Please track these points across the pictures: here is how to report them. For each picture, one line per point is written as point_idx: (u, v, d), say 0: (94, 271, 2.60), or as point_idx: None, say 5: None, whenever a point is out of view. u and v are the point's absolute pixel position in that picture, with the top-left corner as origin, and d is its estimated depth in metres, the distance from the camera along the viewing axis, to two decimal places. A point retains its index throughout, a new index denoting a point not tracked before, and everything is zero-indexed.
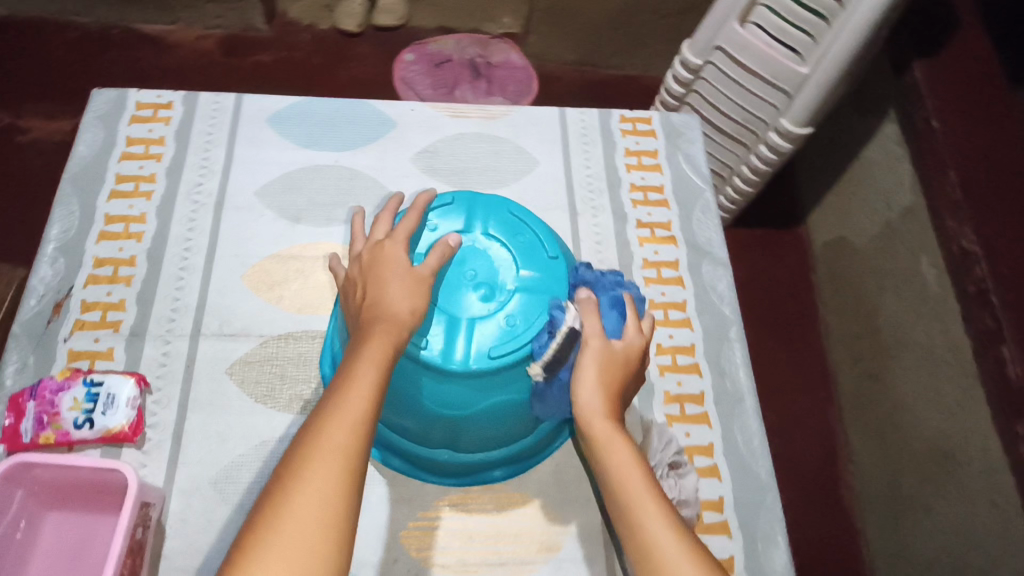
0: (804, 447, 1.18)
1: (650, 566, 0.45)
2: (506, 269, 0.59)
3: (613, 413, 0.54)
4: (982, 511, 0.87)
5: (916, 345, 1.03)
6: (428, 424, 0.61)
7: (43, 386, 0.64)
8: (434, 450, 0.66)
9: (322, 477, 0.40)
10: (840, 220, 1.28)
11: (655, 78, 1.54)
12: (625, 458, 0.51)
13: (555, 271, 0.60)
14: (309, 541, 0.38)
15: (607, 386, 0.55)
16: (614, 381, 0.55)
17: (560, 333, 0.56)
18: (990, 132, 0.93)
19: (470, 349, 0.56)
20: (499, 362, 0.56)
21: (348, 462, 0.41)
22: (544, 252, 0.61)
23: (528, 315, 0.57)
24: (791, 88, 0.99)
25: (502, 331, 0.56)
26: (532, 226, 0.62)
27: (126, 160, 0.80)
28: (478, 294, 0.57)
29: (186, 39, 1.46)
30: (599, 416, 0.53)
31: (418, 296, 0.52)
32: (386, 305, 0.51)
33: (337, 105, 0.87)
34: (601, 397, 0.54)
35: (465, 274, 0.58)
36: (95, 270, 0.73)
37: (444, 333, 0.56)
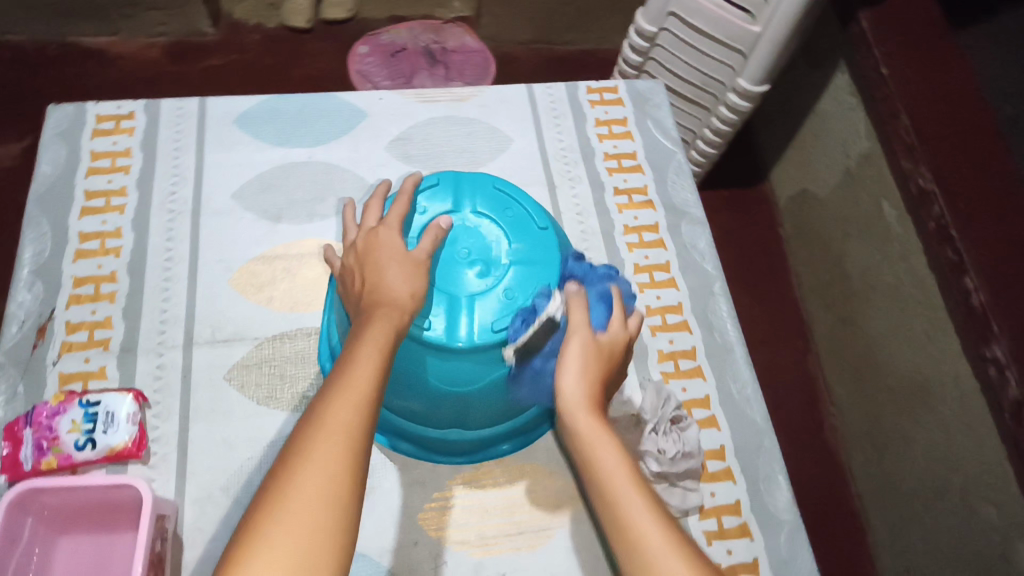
0: (787, 395, 1.23)
1: (634, 554, 0.44)
2: (497, 245, 0.63)
3: (596, 406, 0.50)
4: (958, 435, 0.92)
5: (884, 286, 1.08)
6: (436, 403, 0.64)
7: (38, 412, 0.63)
8: (444, 430, 0.68)
9: (326, 457, 0.40)
10: (800, 173, 1.31)
11: (610, 51, 1.55)
12: (611, 454, 0.47)
13: (546, 242, 0.63)
14: (316, 515, 0.38)
15: (588, 378, 0.51)
16: (595, 374, 0.51)
17: (536, 321, 0.57)
18: (936, 73, 0.97)
19: (473, 325, 0.59)
20: (503, 335, 0.59)
21: (353, 443, 0.41)
22: (534, 225, 0.64)
23: (525, 287, 0.60)
24: (746, 47, 1.01)
25: (502, 305, 0.60)
26: (520, 201, 0.66)
27: (93, 176, 0.79)
28: (475, 271, 0.61)
29: (130, 49, 1.42)
30: (582, 410, 0.49)
31: (416, 279, 0.54)
32: (385, 291, 0.52)
33: (303, 101, 0.86)
34: (584, 388, 0.50)
35: (459, 253, 0.61)
36: (75, 290, 0.72)
37: (446, 313, 0.59)
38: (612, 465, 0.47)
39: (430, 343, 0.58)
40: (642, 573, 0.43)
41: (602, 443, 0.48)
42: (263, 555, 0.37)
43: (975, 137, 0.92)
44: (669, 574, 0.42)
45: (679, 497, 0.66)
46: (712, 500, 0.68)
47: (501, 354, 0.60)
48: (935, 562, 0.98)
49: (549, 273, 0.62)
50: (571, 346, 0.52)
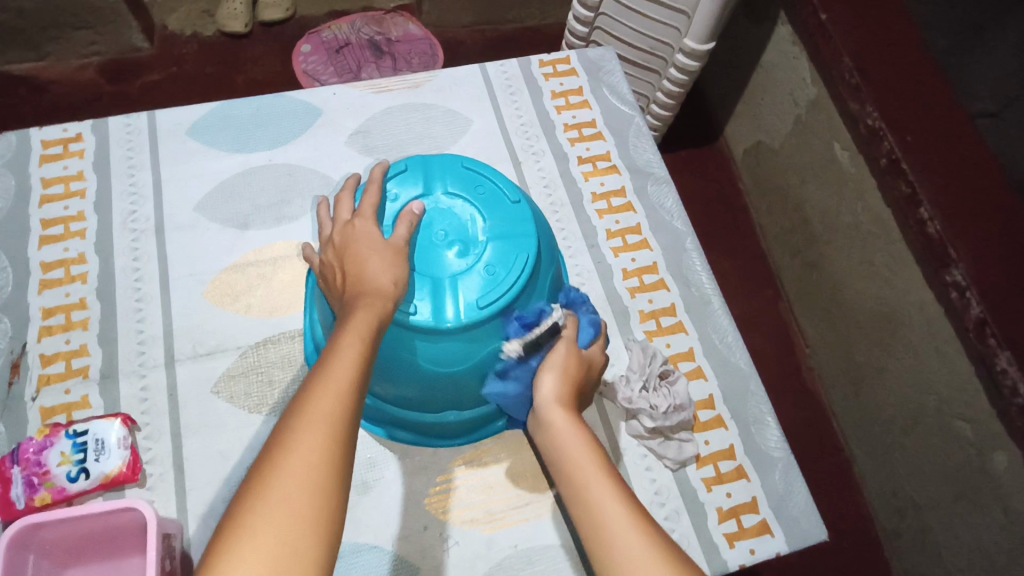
0: (764, 344, 1.26)
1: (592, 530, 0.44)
2: (472, 224, 0.64)
3: (570, 405, 0.55)
4: (928, 358, 0.96)
5: (843, 226, 1.11)
6: (429, 387, 0.64)
7: (24, 449, 0.61)
8: (440, 414, 0.68)
9: (308, 446, 0.39)
10: (753, 126, 1.34)
11: (555, 25, 1.55)
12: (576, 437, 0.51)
13: (519, 215, 0.65)
14: (300, 504, 0.37)
15: (564, 380, 0.56)
16: (573, 377, 0.57)
17: (543, 325, 0.62)
18: (872, 13, 1.00)
19: (458, 304, 0.60)
20: (488, 311, 0.60)
21: (336, 431, 0.41)
22: (506, 199, 0.66)
23: (504, 262, 0.62)
24: (688, 7, 1.02)
25: (485, 281, 0.61)
26: (489, 177, 0.67)
27: (48, 204, 0.76)
28: (454, 252, 0.62)
29: (64, 73, 1.36)
30: (556, 405, 0.54)
31: (397, 267, 0.54)
32: (367, 279, 0.52)
33: (254, 104, 0.85)
34: (559, 388, 0.56)
35: (436, 235, 0.63)
36: (46, 321, 0.70)
37: (431, 297, 0.60)
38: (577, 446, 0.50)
39: (418, 327, 0.60)
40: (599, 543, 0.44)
41: (569, 432, 0.51)
42: (245, 544, 0.36)
43: (915, 71, 0.95)
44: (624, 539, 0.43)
45: (675, 449, 0.68)
46: (707, 448, 0.70)
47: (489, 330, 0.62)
48: (918, 482, 1.02)
49: (526, 245, 0.64)
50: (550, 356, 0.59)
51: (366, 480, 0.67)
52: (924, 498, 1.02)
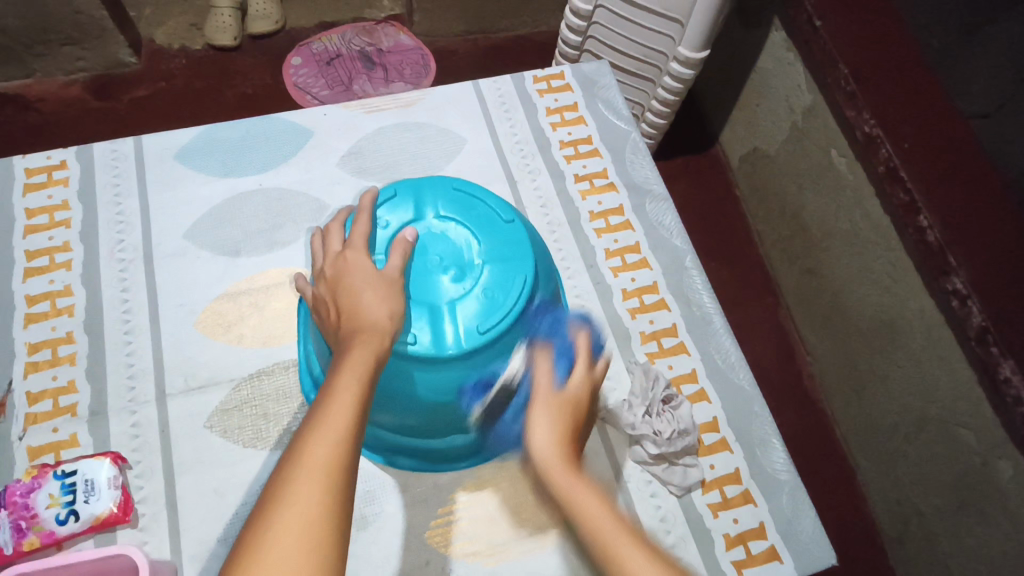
0: (764, 352, 1.25)
1: None
2: (467, 247, 0.63)
3: (573, 460, 0.49)
4: (931, 367, 0.95)
5: (842, 233, 1.10)
6: (431, 415, 0.63)
7: (10, 492, 0.59)
8: (445, 438, 0.67)
9: (304, 498, 0.38)
10: (748, 132, 1.33)
11: (546, 33, 1.54)
12: (588, 495, 0.45)
13: (514, 236, 0.64)
14: (295, 563, 0.35)
15: (557, 429, 0.51)
16: (565, 423, 0.52)
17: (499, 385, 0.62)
18: (866, 20, 0.99)
19: (458, 331, 0.59)
20: (489, 336, 0.59)
21: (334, 480, 0.39)
22: (500, 220, 0.65)
23: (503, 285, 0.61)
24: (682, 16, 1.01)
25: (484, 306, 0.60)
26: (483, 199, 0.66)
27: (32, 234, 0.75)
28: (449, 277, 0.61)
29: (50, 91, 1.34)
30: (556, 461, 0.48)
31: (393, 298, 0.53)
32: (361, 312, 0.51)
33: (243, 127, 0.83)
34: (555, 438, 0.50)
35: (431, 261, 0.61)
36: (32, 357, 0.68)
37: (429, 325, 0.59)
38: (591, 505, 0.45)
39: (419, 357, 0.58)
40: None
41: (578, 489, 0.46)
42: None
43: (911, 79, 0.94)
44: None
45: (680, 475, 0.67)
46: (713, 472, 0.68)
47: (490, 357, 0.60)
48: (923, 491, 1.01)
49: (525, 266, 0.62)
50: (534, 400, 0.54)
51: (365, 515, 0.66)
52: (929, 507, 1.00)
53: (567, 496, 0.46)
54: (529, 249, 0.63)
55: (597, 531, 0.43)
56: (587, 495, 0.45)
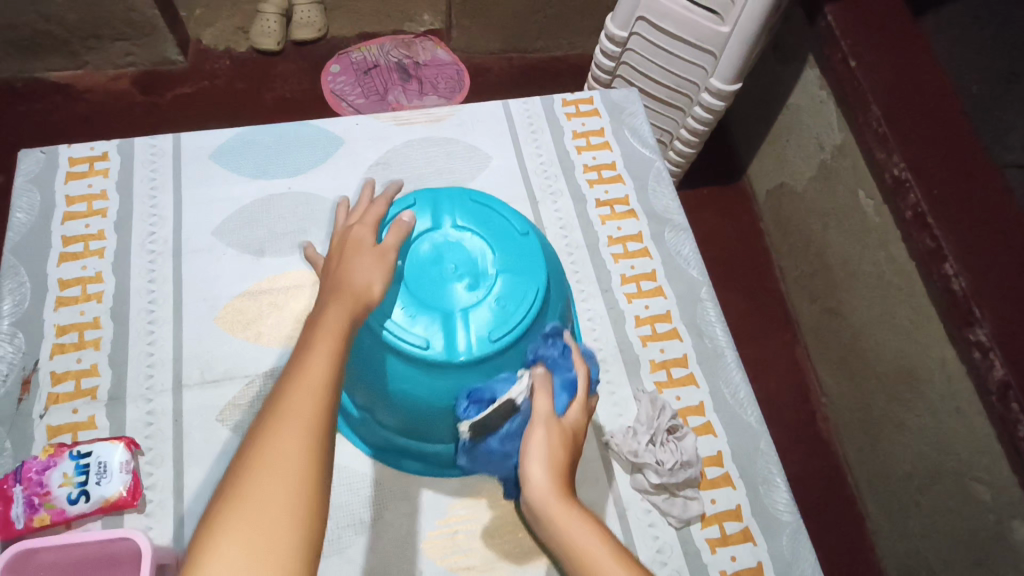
0: (780, 388, 1.23)
1: None
2: (483, 257, 0.63)
3: (569, 493, 0.52)
4: (949, 418, 0.93)
5: (866, 275, 1.09)
6: (437, 419, 0.64)
7: (27, 468, 0.62)
8: (448, 444, 0.67)
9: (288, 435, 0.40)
10: (777, 167, 1.33)
11: (581, 56, 1.55)
12: (584, 528, 0.49)
13: (529, 247, 0.65)
14: (279, 493, 0.38)
15: (553, 467, 0.52)
16: (561, 462, 0.53)
17: (498, 402, 0.59)
18: (902, 63, 0.99)
19: (470, 338, 0.60)
20: (501, 344, 0.60)
21: (316, 418, 0.41)
22: (515, 232, 0.66)
23: (514, 295, 0.62)
24: (716, 48, 1.02)
25: (496, 314, 0.61)
26: (498, 211, 0.67)
27: (70, 221, 0.78)
28: (463, 285, 0.62)
29: (98, 83, 1.40)
30: (552, 498, 0.51)
31: (378, 274, 0.54)
32: (345, 285, 0.52)
33: (278, 132, 0.86)
34: (551, 475, 0.52)
35: (446, 270, 0.62)
36: (59, 339, 0.71)
37: (442, 332, 0.60)
38: (595, 544, 0.48)
39: (432, 362, 0.59)
40: None
41: (580, 530, 0.49)
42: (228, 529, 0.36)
43: (943, 125, 0.94)
44: None
45: (680, 507, 0.67)
46: (713, 506, 0.68)
47: (501, 366, 0.61)
48: (933, 543, 0.99)
49: (536, 278, 0.63)
50: (529, 438, 0.54)
51: (362, 519, 0.66)
52: (940, 561, 0.98)
53: (567, 532, 0.49)
54: (541, 260, 0.65)
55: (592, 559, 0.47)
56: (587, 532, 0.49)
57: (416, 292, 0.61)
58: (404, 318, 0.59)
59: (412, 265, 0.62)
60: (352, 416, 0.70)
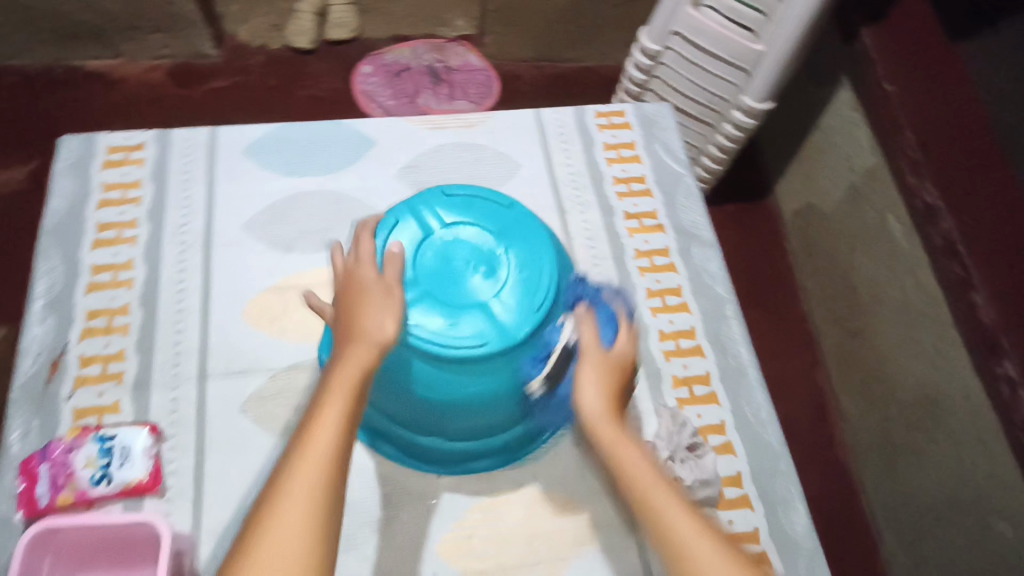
0: (798, 411, 1.21)
1: (668, 553, 0.44)
2: (485, 240, 0.63)
3: (618, 416, 0.53)
4: (971, 451, 0.91)
5: (892, 301, 1.07)
6: (503, 409, 0.64)
7: (53, 448, 0.63)
8: (512, 428, 0.68)
9: (290, 513, 0.40)
10: (805, 187, 1.32)
11: (611, 68, 1.56)
12: (634, 456, 0.50)
13: (521, 216, 0.65)
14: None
15: (605, 389, 0.54)
16: (611, 385, 0.55)
17: (555, 353, 0.61)
18: (939, 89, 0.97)
19: (512, 313, 0.60)
20: (543, 312, 0.60)
21: (321, 493, 0.41)
22: (503, 207, 0.65)
23: (530, 262, 0.62)
24: (750, 66, 1.02)
25: (525, 285, 0.61)
26: (478, 194, 0.65)
27: (105, 207, 0.79)
28: (480, 276, 0.61)
29: (134, 72, 1.42)
30: (603, 419, 0.53)
31: (387, 314, 0.52)
32: (354, 334, 0.50)
33: (311, 130, 0.87)
34: (602, 399, 0.54)
35: (459, 264, 0.61)
36: (88, 323, 0.72)
37: (487, 318, 0.59)
38: (636, 462, 0.49)
39: (492, 356, 0.59)
40: (664, 544, 0.45)
41: (624, 446, 0.51)
42: None
43: (980, 153, 0.92)
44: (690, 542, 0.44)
45: None
46: (732, 527, 0.67)
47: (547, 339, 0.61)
48: None
49: (540, 239, 0.63)
50: (580, 362, 0.56)
51: (378, 517, 0.66)
52: None
53: (615, 453, 0.51)
54: (541, 227, 0.65)
55: (643, 487, 0.48)
56: (636, 458, 0.50)
57: (444, 300, 0.59)
58: (445, 324, 0.58)
59: (427, 275, 0.60)
60: (412, 453, 0.69)
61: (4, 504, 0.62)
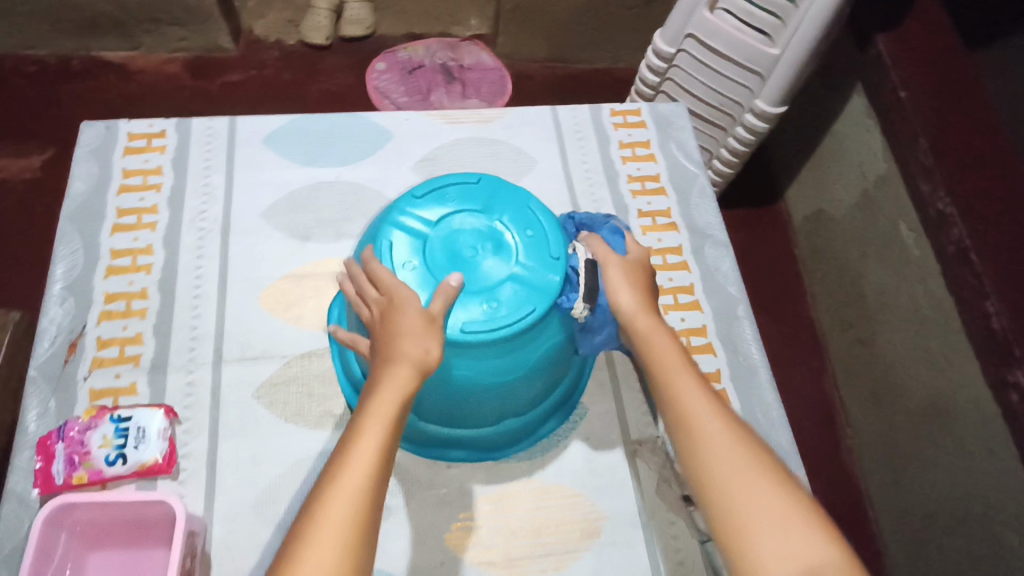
0: (804, 416, 1.21)
1: (679, 415, 0.55)
2: (476, 223, 0.64)
3: (648, 308, 0.63)
4: (979, 458, 0.91)
5: (901, 308, 1.07)
6: (556, 366, 0.67)
7: (70, 427, 0.63)
8: (563, 382, 0.71)
9: (321, 552, 0.42)
10: (817, 192, 1.32)
11: (624, 70, 1.56)
12: (661, 340, 0.60)
13: (499, 190, 0.66)
14: None
15: (637, 289, 0.63)
16: (640, 285, 0.64)
17: (581, 269, 0.64)
18: (954, 96, 0.97)
19: (534, 265, 0.62)
20: (562, 259, 0.63)
21: (351, 534, 0.43)
22: (475, 187, 0.66)
23: (525, 224, 0.64)
24: (764, 70, 1.02)
25: (533, 243, 0.63)
26: (448, 187, 0.66)
27: (125, 193, 0.80)
28: (490, 254, 0.62)
29: (151, 64, 1.44)
30: (636, 312, 0.62)
31: (431, 334, 0.52)
32: (392, 365, 0.51)
33: (329, 122, 0.88)
34: (635, 296, 0.63)
35: (466, 251, 0.62)
36: (107, 306, 0.73)
37: (522, 282, 0.61)
38: (663, 347, 0.59)
39: (541, 318, 0.60)
40: (674, 410, 0.55)
41: (652, 333, 0.60)
42: None
43: (994, 161, 0.92)
44: (698, 408, 0.54)
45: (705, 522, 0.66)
46: None
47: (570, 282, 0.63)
48: None
49: (525, 203, 0.66)
50: (605, 267, 0.64)
51: (389, 506, 0.66)
52: None
53: (647, 339, 0.60)
54: (516, 190, 0.67)
55: (665, 365, 0.58)
56: (662, 342, 0.59)
57: (471, 287, 0.60)
58: (486, 304, 0.59)
59: (443, 270, 0.60)
60: (490, 452, 0.69)
61: (21, 482, 0.63)
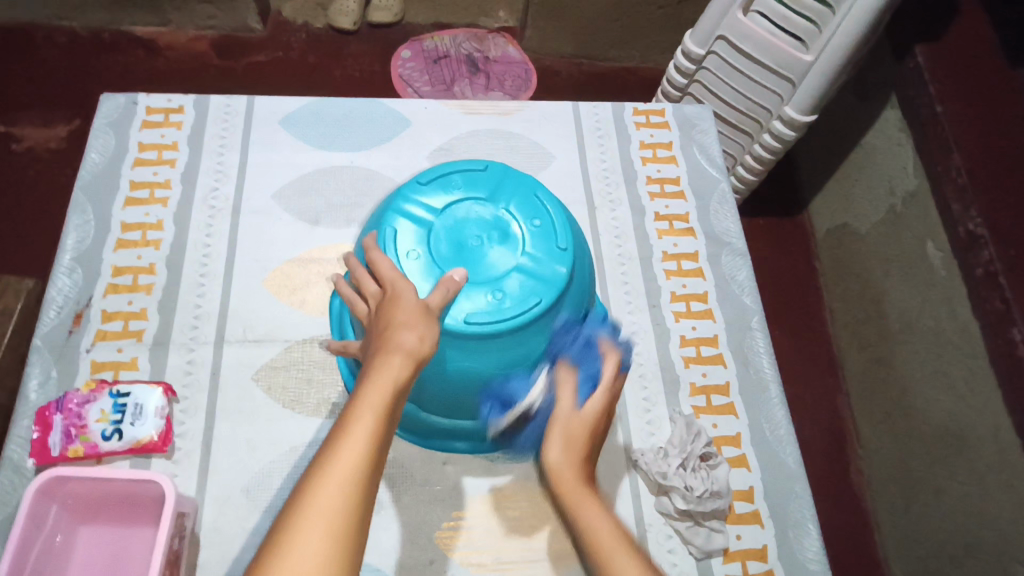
0: (813, 433, 1.19)
1: None
2: (484, 213, 0.63)
3: (584, 475, 0.56)
4: (995, 490, 0.88)
5: (922, 329, 1.04)
6: None
7: (69, 399, 0.63)
8: None
9: (306, 548, 0.38)
10: (842, 206, 1.28)
11: (652, 70, 1.53)
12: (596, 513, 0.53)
13: (505, 178, 0.66)
14: None
15: (570, 449, 0.56)
16: (577, 445, 0.57)
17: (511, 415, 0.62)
18: (993, 114, 0.94)
19: (540, 256, 0.61)
20: (571, 251, 0.62)
21: (340, 531, 0.39)
22: (481, 175, 0.65)
23: (532, 214, 0.63)
24: (795, 76, 0.99)
25: (541, 232, 0.62)
26: (453, 174, 0.65)
27: (139, 167, 0.80)
28: (496, 244, 0.61)
29: (179, 41, 1.44)
30: (570, 476, 0.55)
31: (425, 325, 0.50)
32: (385, 351, 0.48)
33: (347, 106, 0.87)
34: (567, 456, 0.56)
35: (473, 241, 0.61)
36: (114, 279, 0.73)
37: (528, 274, 0.60)
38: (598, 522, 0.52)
39: (547, 311, 0.59)
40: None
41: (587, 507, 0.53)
42: None
43: None
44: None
45: (703, 537, 0.65)
46: (738, 542, 0.65)
47: (574, 276, 0.63)
48: None
49: (533, 193, 0.65)
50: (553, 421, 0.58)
51: (380, 500, 0.65)
52: None
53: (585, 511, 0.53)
54: (524, 179, 0.66)
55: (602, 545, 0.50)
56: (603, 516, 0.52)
57: (475, 278, 0.59)
58: (491, 297, 0.58)
59: (449, 260, 0.59)
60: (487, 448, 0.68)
61: (18, 450, 0.63)
